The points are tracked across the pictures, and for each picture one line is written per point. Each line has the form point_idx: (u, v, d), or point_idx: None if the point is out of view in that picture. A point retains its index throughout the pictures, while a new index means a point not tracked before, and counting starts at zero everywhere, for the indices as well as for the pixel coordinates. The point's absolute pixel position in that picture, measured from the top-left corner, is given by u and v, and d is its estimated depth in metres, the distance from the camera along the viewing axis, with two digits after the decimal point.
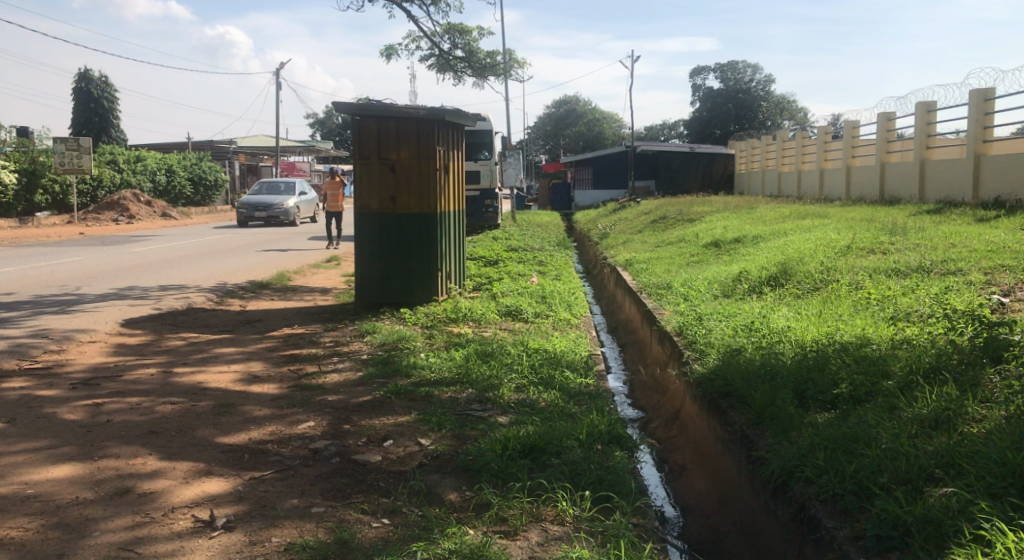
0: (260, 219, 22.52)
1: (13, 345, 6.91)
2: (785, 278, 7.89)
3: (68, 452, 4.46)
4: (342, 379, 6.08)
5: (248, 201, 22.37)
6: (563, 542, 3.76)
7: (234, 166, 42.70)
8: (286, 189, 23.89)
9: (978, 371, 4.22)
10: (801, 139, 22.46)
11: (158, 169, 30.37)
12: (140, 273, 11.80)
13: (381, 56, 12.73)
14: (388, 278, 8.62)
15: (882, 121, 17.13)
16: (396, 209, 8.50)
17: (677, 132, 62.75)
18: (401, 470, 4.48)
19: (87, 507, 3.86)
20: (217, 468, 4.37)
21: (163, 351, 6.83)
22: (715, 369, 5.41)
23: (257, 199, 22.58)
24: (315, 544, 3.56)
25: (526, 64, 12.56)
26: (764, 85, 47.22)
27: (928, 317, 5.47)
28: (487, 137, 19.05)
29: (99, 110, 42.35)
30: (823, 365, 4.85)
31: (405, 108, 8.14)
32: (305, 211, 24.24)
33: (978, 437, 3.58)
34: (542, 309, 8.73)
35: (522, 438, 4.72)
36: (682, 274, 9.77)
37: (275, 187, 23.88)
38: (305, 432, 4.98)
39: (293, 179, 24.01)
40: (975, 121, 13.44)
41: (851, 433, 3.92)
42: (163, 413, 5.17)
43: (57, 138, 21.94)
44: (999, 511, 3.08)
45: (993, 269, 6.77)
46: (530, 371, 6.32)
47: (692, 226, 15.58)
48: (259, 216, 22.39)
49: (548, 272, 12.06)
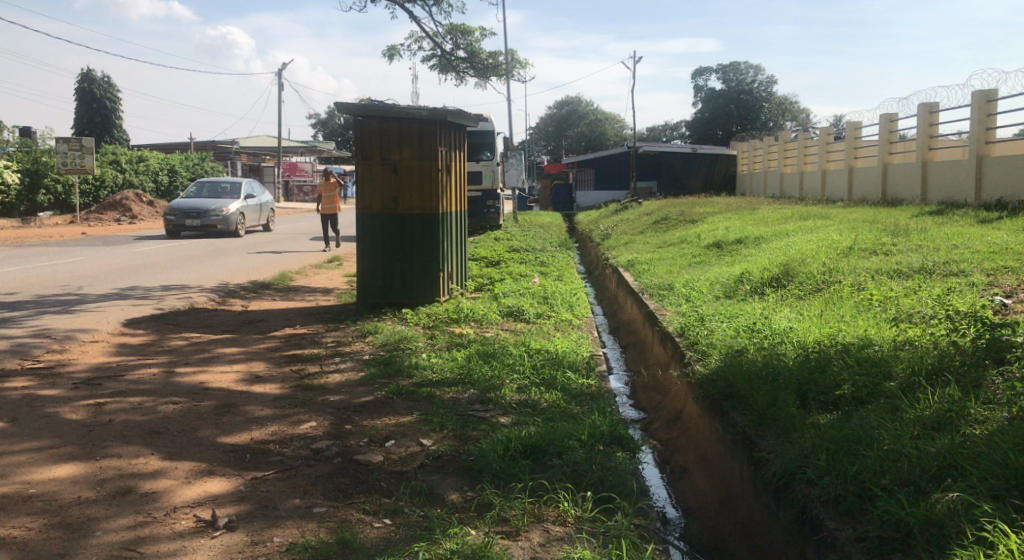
0: (193, 228, 18.16)
1: (15, 345, 6.92)
2: (787, 280, 7.87)
3: (70, 452, 4.47)
4: (344, 379, 6.08)
5: (178, 206, 18.14)
6: (565, 543, 3.76)
7: (236, 166, 42.66)
8: (229, 191, 19.49)
9: (980, 373, 4.22)
10: (803, 141, 22.42)
11: (160, 169, 30.35)
12: (143, 273, 11.82)
13: (383, 56, 12.74)
14: (390, 279, 8.62)
15: (885, 123, 17.09)
16: (399, 209, 8.49)
17: (679, 133, 62.73)
18: (403, 470, 4.48)
19: (89, 506, 3.86)
20: (219, 468, 4.38)
21: (165, 351, 6.84)
22: (717, 370, 5.40)
23: (190, 204, 18.23)
24: (316, 544, 3.56)
25: (528, 64, 12.55)
26: (767, 85, 47.18)
27: (930, 318, 5.46)
28: (489, 138, 19.03)
29: (102, 110, 42.38)
30: (824, 366, 4.85)
31: (408, 108, 8.14)
32: (255, 220, 20.27)
33: (981, 438, 3.58)
34: (544, 310, 8.74)
35: (524, 439, 4.72)
36: (684, 275, 9.76)
37: (217, 188, 19.49)
38: (307, 432, 4.98)
39: (238, 179, 19.65)
40: (977, 123, 13.42)
41: (852, 435, 3.92)
42: (165, 413, 5.18)
43: (59, 138, 21.96)
44: (1002, 513, 3.08)
45: (995, 271, 6.75)
46: (532, 371, 6.31)
47: (694, 226, 15.59)
48: (193, 224, 18.07)
49: (549, 272, 12.05)
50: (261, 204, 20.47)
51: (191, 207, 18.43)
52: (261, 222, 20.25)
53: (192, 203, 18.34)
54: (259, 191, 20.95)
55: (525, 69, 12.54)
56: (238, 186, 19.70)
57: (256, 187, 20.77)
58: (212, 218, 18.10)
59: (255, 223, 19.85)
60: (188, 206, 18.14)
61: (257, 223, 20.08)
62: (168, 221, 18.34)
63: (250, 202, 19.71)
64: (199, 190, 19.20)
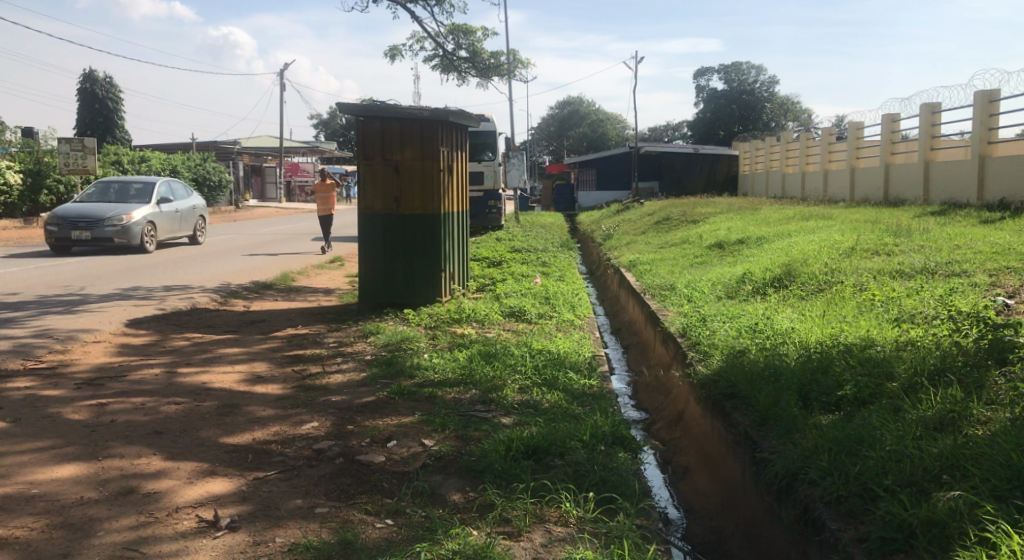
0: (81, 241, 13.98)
1: (18, 345, 6.93)
2: (789, 280, 7.87)
3: (73, 452, 4.47)
4: (346, 379, 6.09)
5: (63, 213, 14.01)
6: (567, 543, 3.76)
7: (237, 167, 42.63)
8: (136, 193, 15.34)
9: (983, 374, 4.21)
10: (805, 141, 22.41)
11: (163, 169, 30.37)
12: (145, 273, 11.86)
13: (385, 56, 12.76)
14: (391, 279, 8.62)
15: (887, 123, 17.08)
16: (400, 209, 8.49)
17: (680, 134, 62.72)
18: (405, 471, 4.48)
19: (92, 507, 3.86)
20: (221, 468, 4.38)
21: (167, 351, 6.85)
22: (719, 370, 5.39)
23: (78, 210, 14.08)
24: (319, 544, 3.56)
25: (530, 64, 12.56)
26: (769, 85, 47.16)
27: (933, 319, 5.46)
28: (490, 138, 19.04)
29: (104, 111, 42.42)
30: (826, 367, 4.85)
31: (409, 109, 8.15)
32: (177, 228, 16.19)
33: (983, 439, 3.57)
34: (546, 310, 8.75)
35: (527, 439, 4.72)
36: (686, 276, 9.73)
37: (122, 189, 15.35)
38: (309, 432, 4.98)
39: (149, 177, 15.50)
40: (980, 123, 13.41)
41: (854, 435, 3.91)
42: (167, 413, 5.19)
43: (61, 139, 21.97)
44: (1005, 513, 3.07)
45: (998, 271, 6.74)
46: (534, 372, 6.31)
47: (696, 226, 15.61)
48: (81, 236, 13.93)
49: (551, 272, 12.06)
50: (184, 208, 16.38)
51: (81, 213, 14.29)
52: (182, 234, 16.11)
53: (82, 209, 14.17)
54: (182, 193, 16.83)
55: (527, 69, 12.54)
56: (149, 185, 15.55)
57: (179, 189, 16.63)
58: (108, 231, 13.99)
59: (172, 233, 15.66)
60: (76, 213, 14.00)
61: (176, 235, 15.95)
62: (51, 232, 14.16)
63: (166, 208, 15.59)
64: (99, 193, 15.09)
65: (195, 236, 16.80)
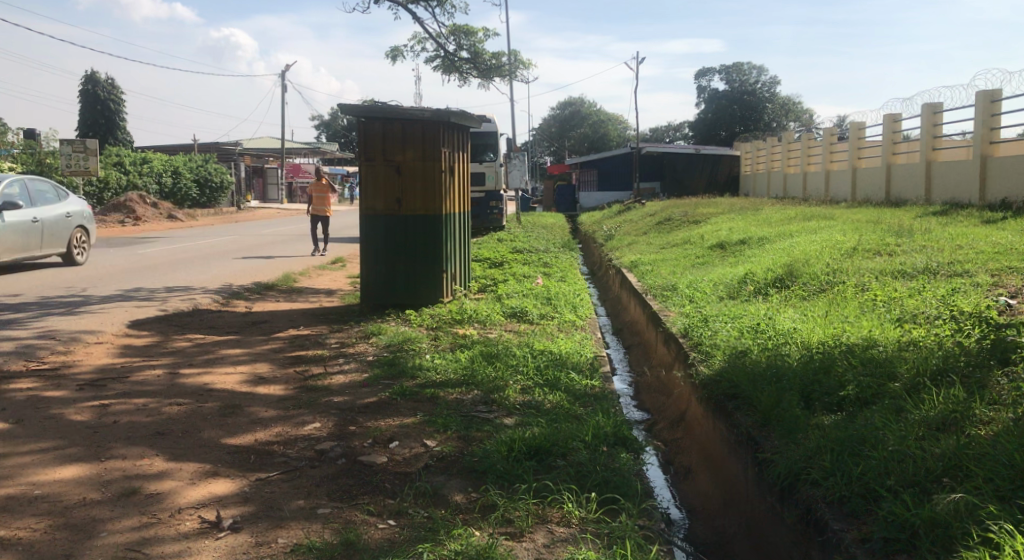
0: None
1: (21, 346, 6.95)
2: (791, 280, 7.87)
3: (75, 453, 4.48)
4: (348, 380, 6.10)
5: None
6: (569, 544, 3.76)
7: (239, 168, 42.60)
8: None
9: (985, 374, 4.21)
10: (807, 142, 22.41)
11: (165, 171, 30.42)
12: (147, 274, 11.90)
13: (387, 57, 12.78)
14: (393, 280, 8.63)
15: (889, 123, 17.05)
16: (402, 210, 8.50)
17: (681, 134, 62.73)
18: (407, 471, 4.48)
19: (94, 507, 3.87)
20: (223, 469, 4.38)
21: (169, 352, 6.87)
22: (722, 371, 5.39)
23: None
24: (321, 545, 3.57)
25: (531, 65, 12.57)
26: (770, 86, 47.21)
27: (935, 319, 5.46)
28: (491, 139, 19.05)
29: (106, 112, 42.51)
30: (829, 367, 4.85)
31: (411, 110, 8.15)
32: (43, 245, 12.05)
33: (986, 439, 3.57)
34: (547, 311, 8.75)
35: (529, 440, 4.72)
36: (687, 276, 9.74)
37: None
38: (311, 433, 4.99)
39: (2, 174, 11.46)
40: (982, 122, 13.39)
41: (857, 435, 3.91)
42: (170, 413, 5.19)
43: (64, 140, 22.03)
44: (1008, 514, 3.07)
45: (1000, 271, 6.74)
46: (536, 373, 6.31)
47: (698, 226, 15.62)
48: None
49: (553, 273, 12.06)
50: (53, 219, 12.29)
51: None
52: (46, 251, 11.99)
53: None
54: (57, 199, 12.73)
55: (528, 70, 12.56)
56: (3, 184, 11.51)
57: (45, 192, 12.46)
58: None
59: (26, 250, 11.55)
60: None
61: (34, 253, 11.78)
62: None
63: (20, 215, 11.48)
64: None
65: (70, 253, 12.72)
